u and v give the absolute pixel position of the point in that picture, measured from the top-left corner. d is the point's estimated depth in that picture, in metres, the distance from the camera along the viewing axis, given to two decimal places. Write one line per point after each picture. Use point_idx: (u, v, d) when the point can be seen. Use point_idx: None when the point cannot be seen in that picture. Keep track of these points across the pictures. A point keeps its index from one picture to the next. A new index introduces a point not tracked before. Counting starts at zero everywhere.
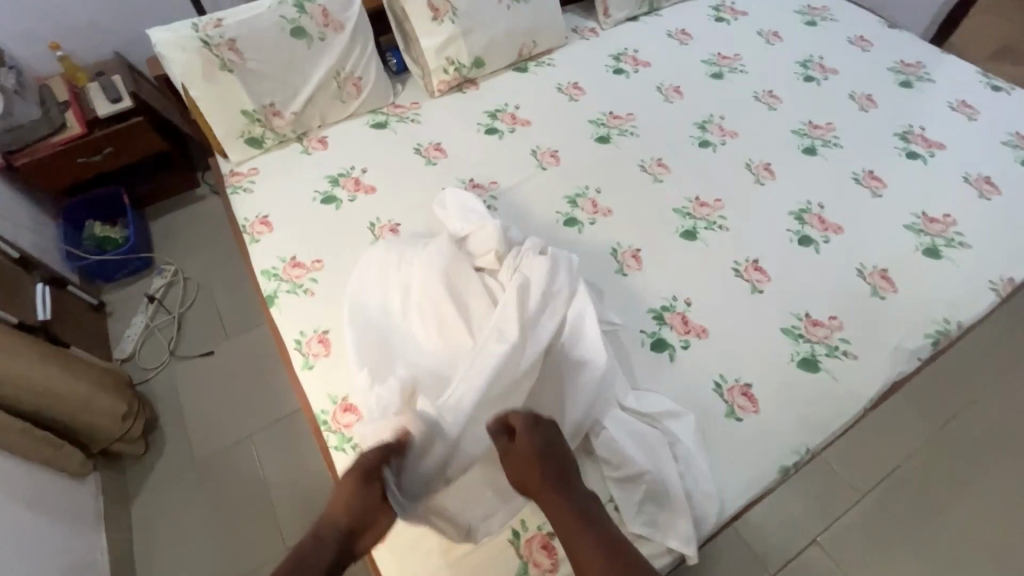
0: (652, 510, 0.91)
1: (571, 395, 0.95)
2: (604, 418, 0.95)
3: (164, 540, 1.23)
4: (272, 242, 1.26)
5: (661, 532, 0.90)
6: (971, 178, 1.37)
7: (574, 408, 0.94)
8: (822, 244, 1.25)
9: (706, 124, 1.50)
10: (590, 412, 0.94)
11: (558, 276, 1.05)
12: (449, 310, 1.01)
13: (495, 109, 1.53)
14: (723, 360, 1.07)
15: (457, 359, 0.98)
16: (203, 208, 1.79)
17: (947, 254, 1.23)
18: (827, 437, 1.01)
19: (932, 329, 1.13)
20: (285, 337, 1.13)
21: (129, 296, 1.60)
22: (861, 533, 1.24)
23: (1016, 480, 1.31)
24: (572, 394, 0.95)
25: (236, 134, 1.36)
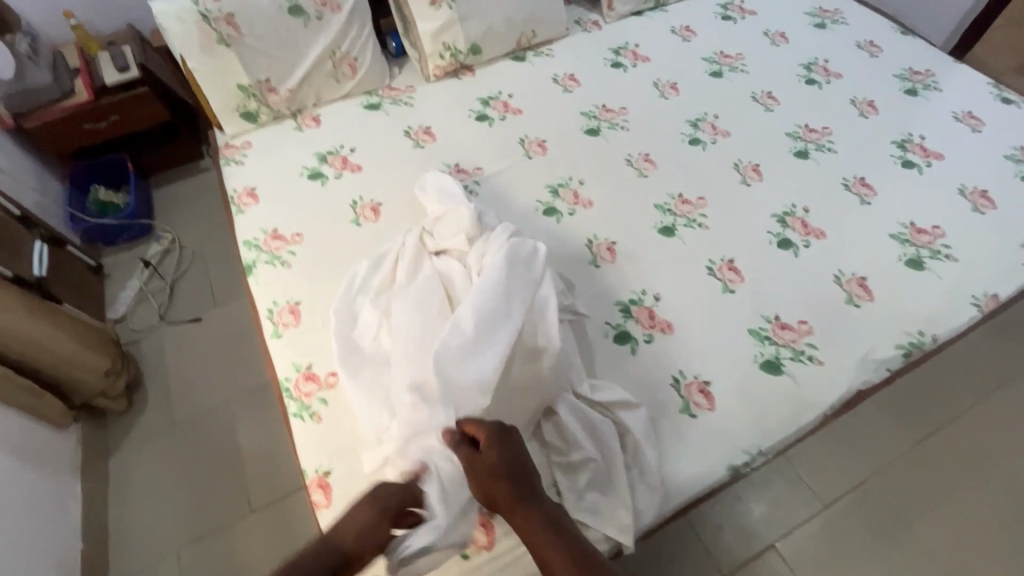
0: (594, 497, 0.92)
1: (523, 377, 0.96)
2: (555, 403, 0.96)
3: (138, 494, 1.28)
4: (256, 213, 1.30)
5: (600, 520, 0.91)
6: (967, 191, 1.33)
7: (525, 391, 0.95)
8: (802, 248, 1.23)
9: (699, 122, 1.49)
10: (541, 396, 0.95)
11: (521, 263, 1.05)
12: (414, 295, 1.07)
13: (488, 96, 1.53)
14: (685, 357, 1.07)
15: (416, 336, 1.01)
16: (204, 180, 1.84)
17: (931, 266, 1.21)
18: (782, 440, 1.01)
19: (905, 340, 1.11)
20: (258, 306, 1.17)
21: (127, 260, 1.66)
22: (822, 543, 1.23)
23: (990, 503, 1.28)
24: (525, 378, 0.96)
25: (232, 108, 1.40)
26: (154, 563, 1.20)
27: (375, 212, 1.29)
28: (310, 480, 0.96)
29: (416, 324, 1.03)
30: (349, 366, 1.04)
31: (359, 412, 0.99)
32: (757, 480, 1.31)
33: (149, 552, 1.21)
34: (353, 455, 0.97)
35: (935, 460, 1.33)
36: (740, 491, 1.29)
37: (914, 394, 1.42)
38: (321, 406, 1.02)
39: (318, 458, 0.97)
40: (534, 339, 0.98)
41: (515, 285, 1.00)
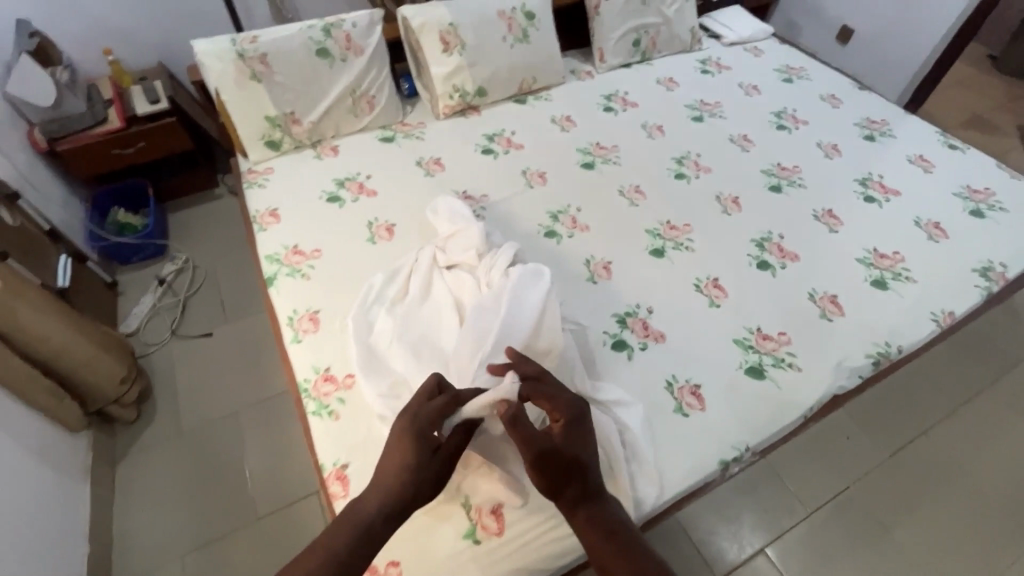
0: None
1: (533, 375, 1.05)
2: None
3: (145, 501, 1.30)
4: (278, 231, 1.39)
5: None
6: (922, 222, 1.49)
7: None
8: (779, 270, 1.36)
9: (683, 159, 1.65)
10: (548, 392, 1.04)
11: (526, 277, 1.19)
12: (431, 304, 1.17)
13: (492, 133, 1.68)
14: (677, 362, 1.17)
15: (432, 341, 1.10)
16: (219, 206, 1.94)
17: (894, 286, 1.34)
18: (768, 438, 1.09)
19: (873, 350, 1.22)
20: (278, 314, 1.24)
21: (142, 277, 1.72)
22: (809, 550, 1.30)
23: (962, 509, 1.36)
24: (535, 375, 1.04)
25: (258, 136, 1.52)
26: (159, 569, 1.21)
27: (390, 231, 1.39)
28: (329, 472, 1.02)
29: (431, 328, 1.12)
30: (366, 367, 1.11)
31: (375, 409, 1.05)
32: (746, 490, 1.38)
33: (154, 557, 1.23)
34: (369, 450, 1.03)
35: (911, 470, 1.42)
36: (731, 501, 1.36)
37: (888, 409, 1.52)
38: (339, 405, 1.09)
39: (336, 452, 1.03)
40: (541, 342, 1.07)
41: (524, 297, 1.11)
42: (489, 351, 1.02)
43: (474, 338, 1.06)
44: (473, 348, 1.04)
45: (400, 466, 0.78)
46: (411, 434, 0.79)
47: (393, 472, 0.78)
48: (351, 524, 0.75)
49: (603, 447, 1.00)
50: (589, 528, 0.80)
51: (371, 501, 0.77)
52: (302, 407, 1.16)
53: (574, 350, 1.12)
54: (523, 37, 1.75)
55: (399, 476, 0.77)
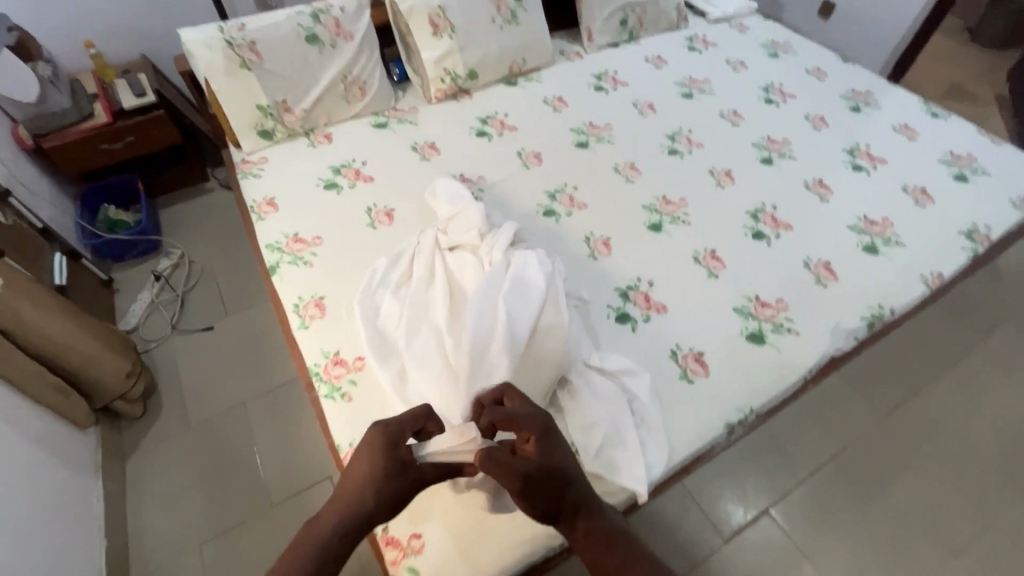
0: (609, 453, 1.01)
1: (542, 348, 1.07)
2: (570, 372, 1.06)
3: (157, 494, 1.31)
4: (276, 220, 1.39)
5: (616, 473, 1.00)
6: (909, 189, 1.53)
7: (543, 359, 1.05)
8: (774, 239, 1.39)
9: (675, 136, 1.67)
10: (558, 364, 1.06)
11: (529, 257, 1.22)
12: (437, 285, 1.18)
13: (485, 116, 1.68)
14: (680, 332, 1.19)
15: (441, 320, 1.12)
16: (211, 200, 1.93)
17: (885, 251, 1.38)
18: (770, 400, 1.13)
19: (867, 312, 1.26)
20: (284, 301, 1.24)
21: (137, 274, 1.71)
22: (810, 508, 1.34)
23: (953, 463, 1.42)
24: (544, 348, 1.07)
25: (250, 126, 1.51)
26: (175, 559, 1.22)
27: (389, 216, 1.40)
28: (345, 452, 1.03)
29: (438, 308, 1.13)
30: (375, 349, 1.12)
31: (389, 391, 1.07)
32: (748, 455, 1.42)
33: (170, 548, 1.24)
34: None
35: (903, 429, 1.47)
36: (734, 465, 1.40)
37: (881, 372, 1.57)
38: (350, 387, 1.10)
39: (351, 432, 1.05)
40: (549, 317, 1.09)
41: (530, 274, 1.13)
42: (499, 337, 1.04)
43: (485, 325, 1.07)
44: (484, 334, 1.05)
45: (363, 477, 0.80)
46: (379, 444, 0.82)
47: (353, 490, 0.79)
48: (310, 541, 0.76)
49: (612, 415, 1.03)
50: (587, 538, 0.83)
51: (331, 515, 0.79)
52: (312, 391, 1.17)
53: (581, 328, 1.14)
54: (512, 18, 1.74)
55: (358, 496, 0.79)
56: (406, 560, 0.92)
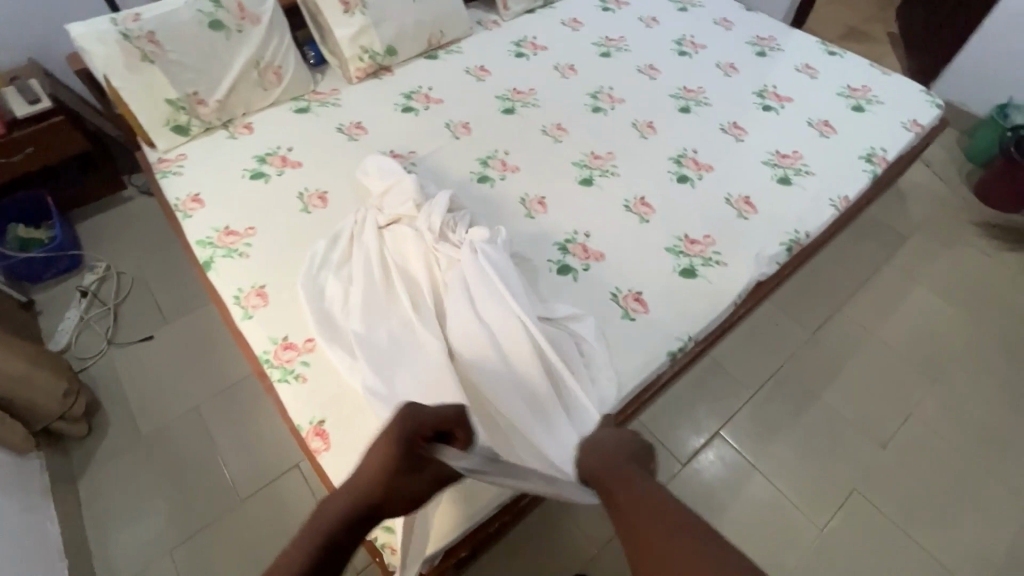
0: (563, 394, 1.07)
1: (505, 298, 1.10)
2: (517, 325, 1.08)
3: (116, 510, 1.26)
4: (205, 215, 1.34)
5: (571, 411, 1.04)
6: (814, 123, 1.64)
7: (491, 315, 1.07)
8: (697, 181, 1.47)
9: (598, 94, 1.72)
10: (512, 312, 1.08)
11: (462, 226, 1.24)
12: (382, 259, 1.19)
13: (409, 91, 1.68)
14: (618, 276, 1.26)
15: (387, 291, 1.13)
16: (130, 208, 1.83)
17: (797, 181, 1.49)
18: (706, 326, 1.21)
19: (786, 238, 1.36)
20: (223, 295, 1.22)
21: (61, 293, 1.62)
22: (757, 424, 1.46)
23: (873, 366, 1.57)
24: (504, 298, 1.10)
25: (162, 123, 1.45)
26: (146, 569, 1.19)
27: (323, 199, 1.38)
28: (307, 431, 1.04)
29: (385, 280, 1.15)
30: (325, 326, 1.12)
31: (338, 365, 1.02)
32: (697, 385, 1.51)
33: (139, 560, 1.20)
34: (346, 404, 1.06)
35: (829, 343, 1.61)
36: (684, 397, 1.49)
37: (807, 297, 1.70)
38: (303, 368, 1.10)
39: (310, 411, 1.05)
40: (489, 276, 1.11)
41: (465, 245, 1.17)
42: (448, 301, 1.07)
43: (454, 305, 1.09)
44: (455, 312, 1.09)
45: (384, 459, 0.67)
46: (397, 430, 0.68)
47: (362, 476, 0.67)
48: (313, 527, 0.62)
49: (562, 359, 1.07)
50: None
51: (336, 502, 0.66)
52: (265, 379, 1.15)
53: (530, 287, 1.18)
54: None
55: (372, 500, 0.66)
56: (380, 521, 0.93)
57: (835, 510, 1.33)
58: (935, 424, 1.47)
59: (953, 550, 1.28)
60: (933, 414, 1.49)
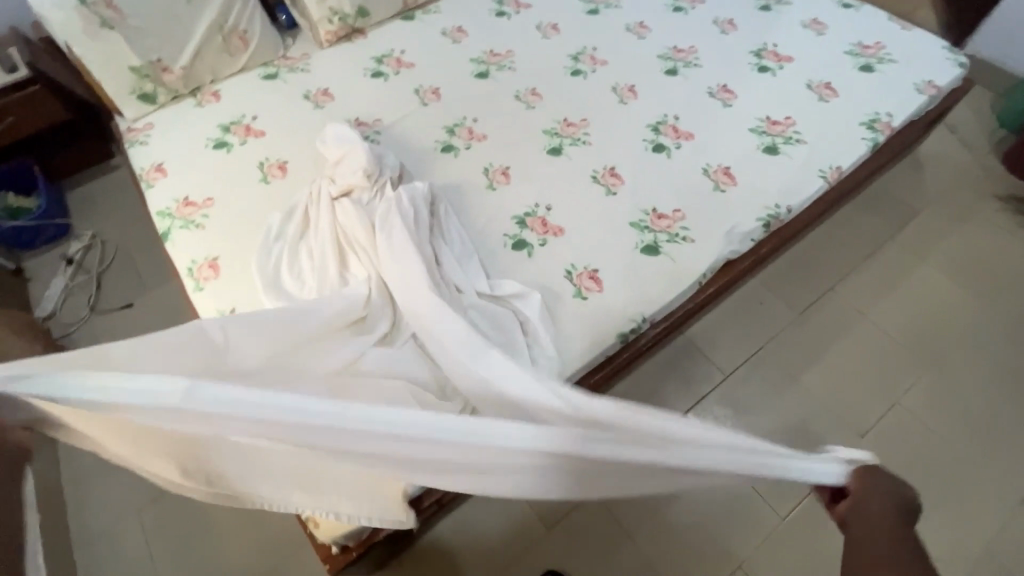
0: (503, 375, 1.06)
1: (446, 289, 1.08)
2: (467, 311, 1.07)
3: (89, 470, 1.34)
4: (166, 185, 1.35)
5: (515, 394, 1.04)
6: (814, 85, 1.50)
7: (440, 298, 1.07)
8: (674, 150, 1.38)
9: (579, 56, 1.61)
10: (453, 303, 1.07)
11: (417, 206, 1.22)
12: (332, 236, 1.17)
13: (381, 55, 1.61)
14: (576, 253, 1.20)
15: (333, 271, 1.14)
16: (118, 178, 1.86)
17: (784, 150, 1.37)
18: (664, 307, 1.16)
19: (764, 213, 1.27)
20: (178, 266, 1.23)
21: (49, 261, 1.68)
22: (726, 407, 1.40)
23: (865, 351, 1.47)
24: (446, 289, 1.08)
25: (127, 91, 1.44)
26: (119, 524, 1.28)
27: (282, 168, 1.36)
28: None
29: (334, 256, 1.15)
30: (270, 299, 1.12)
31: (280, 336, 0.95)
32: (669, 366, 1.46)
33: (111, 515, 1.29)
34: None
35: (817, 324, 1.52)
36: (653, 377, 1.44)
37: (798, 274, 1.60)
38: None
39: None
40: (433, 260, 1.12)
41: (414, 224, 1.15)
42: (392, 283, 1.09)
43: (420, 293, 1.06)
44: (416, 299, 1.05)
45: None
46: None
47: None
48: None
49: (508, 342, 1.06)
50: None
51: None
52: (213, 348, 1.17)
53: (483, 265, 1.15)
54: None
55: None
56: None
57: (799, 498, 1.29)
58: (920, 412, 1.38)
59: (923, 542, 1.23)
60: (921, 402, 1.40)
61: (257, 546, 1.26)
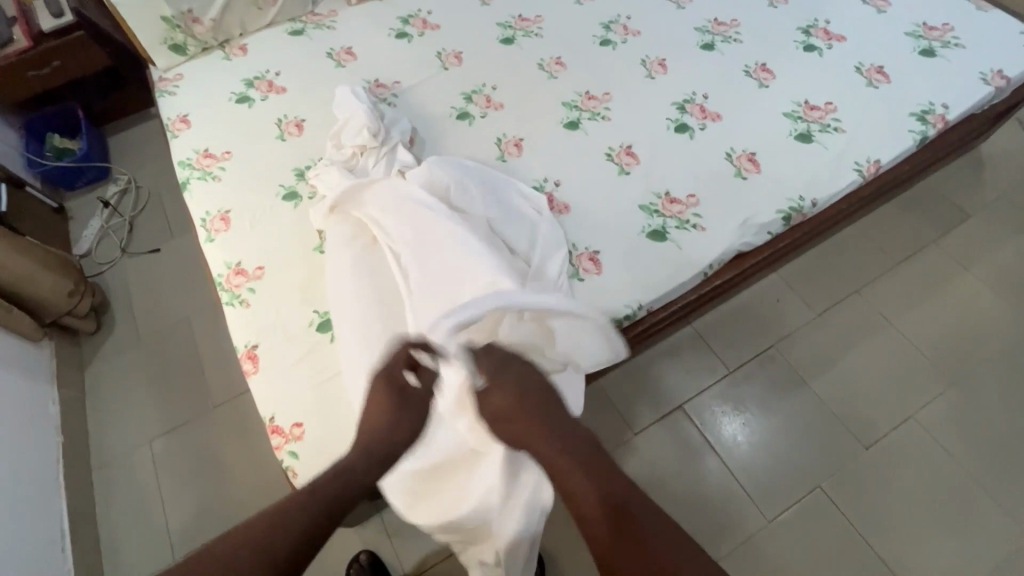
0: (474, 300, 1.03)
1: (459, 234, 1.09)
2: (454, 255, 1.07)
3: (115, 399, 1.47)
4: (189, 136, 1.38)
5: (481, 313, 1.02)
6: (864, 68, 1.38)
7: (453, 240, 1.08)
8: (697, 131, 1.30)
9: (611, 24, 1.52)
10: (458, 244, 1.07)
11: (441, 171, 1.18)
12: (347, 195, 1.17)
13: (408, 15, 1.58)
14: (577, 233, 1.17)
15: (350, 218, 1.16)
16: (155, 125, 1.93)
17: (819, 139, 1.28)
18: (662, 296, 1.12)
19: (786, 205, 1.20)
20: (193, 216, 1.27)
21: (88, 202, 1.78)
22: (726, 403, 1.37)
23: (884, 359, 1.39)
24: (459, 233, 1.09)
25: (160, 41, 1.49)
26: (134, 452, 1.40)
27: (299, 127, 1.37)
28: (241, 353, 1.09)
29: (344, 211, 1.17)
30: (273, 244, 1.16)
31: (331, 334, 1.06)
32: (672, 354, 1.43)
33: (128, 442, 1.41)
34: (277, 331, 1.10)
35: (836, 327, 1.44)
36: (651, 368, 1.42)
37: (823, 273, 1.52)
38: (249, 294, 1.14)
39: (247, 334, 1.10)
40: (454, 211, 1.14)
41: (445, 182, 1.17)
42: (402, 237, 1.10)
43: (414, 260, 1.07)
44: (420, 259, 1.07)
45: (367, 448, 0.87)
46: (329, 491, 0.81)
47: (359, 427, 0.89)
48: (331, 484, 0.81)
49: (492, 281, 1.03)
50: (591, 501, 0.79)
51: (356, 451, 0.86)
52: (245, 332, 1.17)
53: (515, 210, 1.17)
54: None
55: (306, 498, 0.79)
56: (287, 447, 0.99)
57: (790, 502, 1.25)
58: (935, 430, 1.30)
59: (966, 547, 1.19)
60: (938, 419, 1.32)
61: (253, 487, 1.33)
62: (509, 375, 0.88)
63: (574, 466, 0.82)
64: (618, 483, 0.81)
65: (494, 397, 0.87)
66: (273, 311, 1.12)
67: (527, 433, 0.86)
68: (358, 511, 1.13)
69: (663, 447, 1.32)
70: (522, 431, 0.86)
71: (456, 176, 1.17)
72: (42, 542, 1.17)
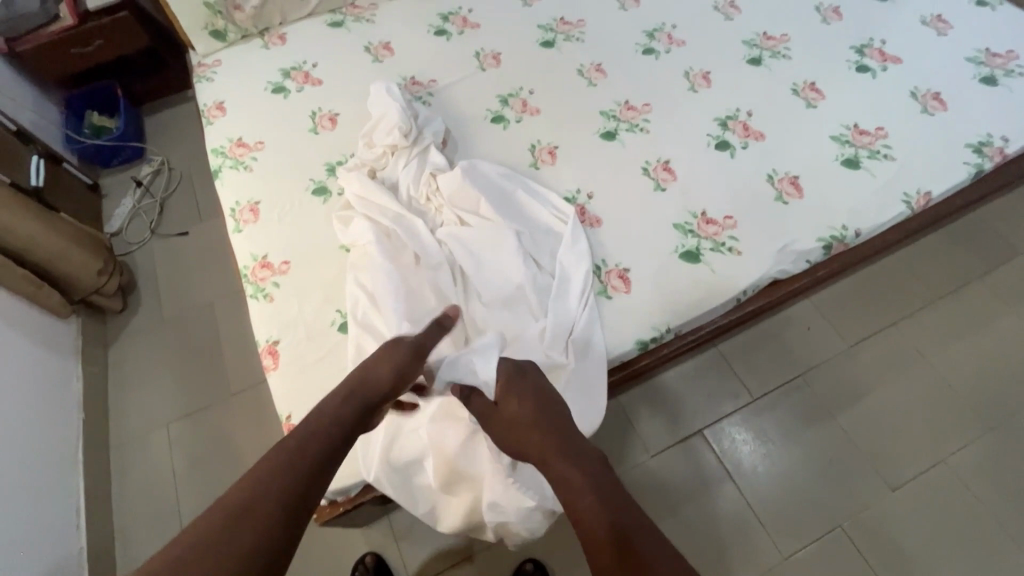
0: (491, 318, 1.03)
1: (484, 251, 1.09)
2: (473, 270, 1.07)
3: (135, 380, 1.49)
4: (224, 124, 1.39)
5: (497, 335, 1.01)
6: (919, 93, 1.32)
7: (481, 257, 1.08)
8: (739, 150, 1.26)
9: (655, 32, 1.48)
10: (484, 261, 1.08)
11: (470, 182, 1.15)
12: (374, 197, 1.15)
13: (448, 12, 1.56)
14: (607, 248, 1.14)
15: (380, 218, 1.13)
16: (190, 108, 1.95)
17: (867, 165, 1.22)
18: (693, 319, 1.09)
19: (827, 233, 1.15)
20: (223, 205, 1.27)
21: (121, 180, 1.80)
22: (746, 429, 1.33)
23: (917, 397, 1.34)
24: (484, 250, 1.09)
25: (200, 27, 1.49)
26: (150, 433, 1.41)
27: (333, 121, 1.36)
28: (262, 348, 1.08)
29: (375, 211, 1.14)
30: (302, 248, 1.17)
31: (349, 334, 1.04)
32: (694, 376, 1.39)
33: (144, 423, 1.43)
34: (299, 328, 1.09)
35: (867, 361, 1.39)
36: (673, 388, 1.38)
37: (857, 303, 1.46)
38: (273, 288, 1.14)
39: (269, 329, 1.09)
40: (481, 222, 1.12)
41: (475, 194, 1.14)
42: (431, 249, 1.09)
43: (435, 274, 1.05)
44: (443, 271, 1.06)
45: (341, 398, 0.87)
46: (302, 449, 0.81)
47: (347, 381, 0.89)
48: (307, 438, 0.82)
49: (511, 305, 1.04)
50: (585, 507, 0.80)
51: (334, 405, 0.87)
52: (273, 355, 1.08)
53: (539, 228, 1.15)
54: None
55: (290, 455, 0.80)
56: None
57: (809, 539, 1.21)
58: (967, 477, 1.25)
59: None
60: (971, 465, 1.26)
61: None
62: (527, 383, 0.91)
63: (583, 486, 0.82)
64: (619, 501, 0.80)
65: (510, 407, 0.89)
66: (299, 307, 1.12)
67: (547, 457, 0.86)
68: (367, 511, 1.13)
69: (679, 471, 1.29)
70: (539, 448, 0.87)
71: (482, 189, 1.15)
72: (56, 517, 1.19)
